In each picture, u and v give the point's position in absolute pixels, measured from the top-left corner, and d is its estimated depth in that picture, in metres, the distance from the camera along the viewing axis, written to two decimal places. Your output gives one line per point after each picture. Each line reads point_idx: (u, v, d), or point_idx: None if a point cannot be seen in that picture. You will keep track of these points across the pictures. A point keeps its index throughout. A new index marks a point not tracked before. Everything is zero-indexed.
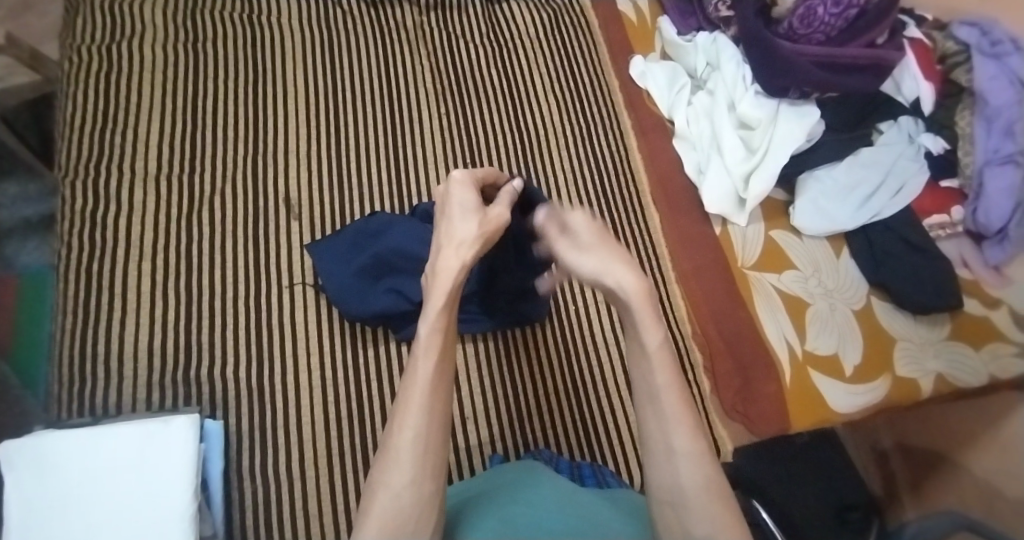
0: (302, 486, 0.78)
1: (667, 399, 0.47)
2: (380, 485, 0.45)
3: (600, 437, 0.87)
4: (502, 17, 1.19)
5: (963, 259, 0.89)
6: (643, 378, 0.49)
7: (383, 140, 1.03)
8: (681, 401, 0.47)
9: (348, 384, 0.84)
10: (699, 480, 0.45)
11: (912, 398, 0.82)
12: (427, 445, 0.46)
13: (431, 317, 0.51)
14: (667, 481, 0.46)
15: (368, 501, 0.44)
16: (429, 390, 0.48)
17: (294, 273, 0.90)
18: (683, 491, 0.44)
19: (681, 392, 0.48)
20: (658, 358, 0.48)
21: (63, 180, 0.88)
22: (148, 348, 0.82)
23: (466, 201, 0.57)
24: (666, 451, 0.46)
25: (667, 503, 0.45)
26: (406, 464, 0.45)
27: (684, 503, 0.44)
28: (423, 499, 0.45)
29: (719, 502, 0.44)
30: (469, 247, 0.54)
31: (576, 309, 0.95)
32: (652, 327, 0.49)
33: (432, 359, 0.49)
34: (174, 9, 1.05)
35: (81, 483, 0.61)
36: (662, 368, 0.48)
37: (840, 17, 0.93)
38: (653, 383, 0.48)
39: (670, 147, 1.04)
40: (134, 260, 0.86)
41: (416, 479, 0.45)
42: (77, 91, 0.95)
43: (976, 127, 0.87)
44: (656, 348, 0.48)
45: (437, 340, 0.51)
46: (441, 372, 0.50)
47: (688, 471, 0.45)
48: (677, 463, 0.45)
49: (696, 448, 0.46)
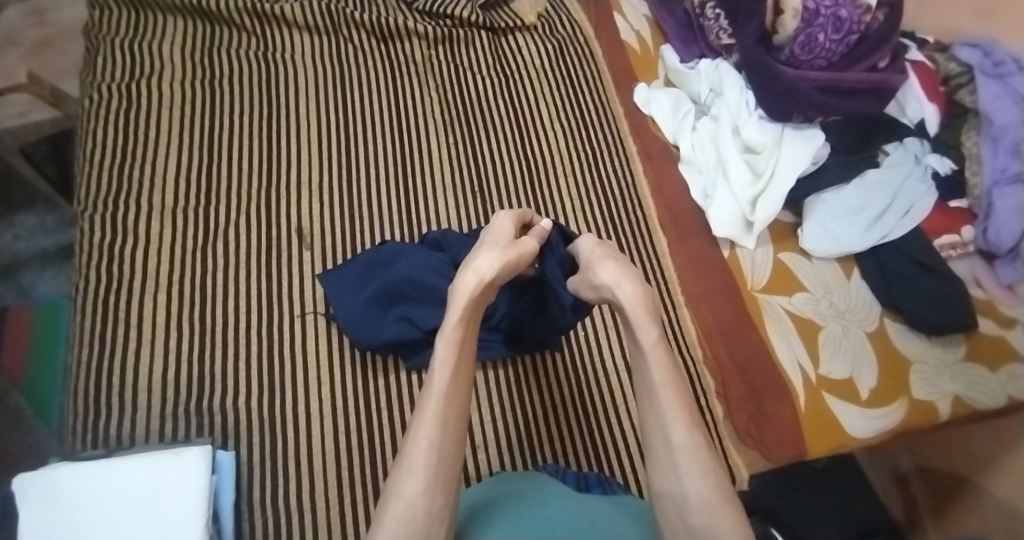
0: (311, 518, 0.77)
1: (664, 395, 0.53)
2: (393, 494, 0.46)
3: (612, 462, 0.86)
4: (509, 49, 1.21)
5: (976, 279, 0.89)
6: (642, 377, 0.55)
7: (393, 171, 1.05)
8: (675, 394, 0.53)
9: (358, 413, 0.84)
10: (698, 475, 0.49)
11: (930, 421, 0.81)
12: (440, 456, 0.48)
13: (447, 332, 0.55)
14: (669, 477, 0.51)
15: (383, 509, 0.46)
16: (443, 401, 0.50)
17: (305, 303, 0.91)
18: (683, 485, 0.49)
19: (677, 392, 0.53)
20: (655, 356, 0.55)
21: (81, 214, 0.90)
22: (162, 378, 0.82)
23: (500, 230, 0.64)
24: (666, 448, 0.51)
25: (670, 499, 0.50)
26: (420, 472, 0.46)
27: (682, 497, 0.49)
28: (434, 511, 0.45)
29: (717, 494, 0.48)
30: (489, 268, 0.58)
31: (586, 335, 0.95)
32: (647, 324, 0.56)
33: (448, 371, 0.52)
34: (191, 47, 1.08)
35: (93, 518, 0.61)
36: (658, 364, 0.54)
37: (841, 42, 0.94)
38: (650, 380, 0.55)
39: (676, 173, 1.05)
40: (149, 292, 0.88)
41: (430, 489, 0.46)
42: (96, 127, 0.98)
43: (982, 147, 0.87)
44: (652, 344, 0.55)
45: (452, 355, 0.53)
46: (456, 384, 0.52)
47: (687, 465, 0.50)
48: (677, 459, 0.50)
49: (694, 444, 0.51)
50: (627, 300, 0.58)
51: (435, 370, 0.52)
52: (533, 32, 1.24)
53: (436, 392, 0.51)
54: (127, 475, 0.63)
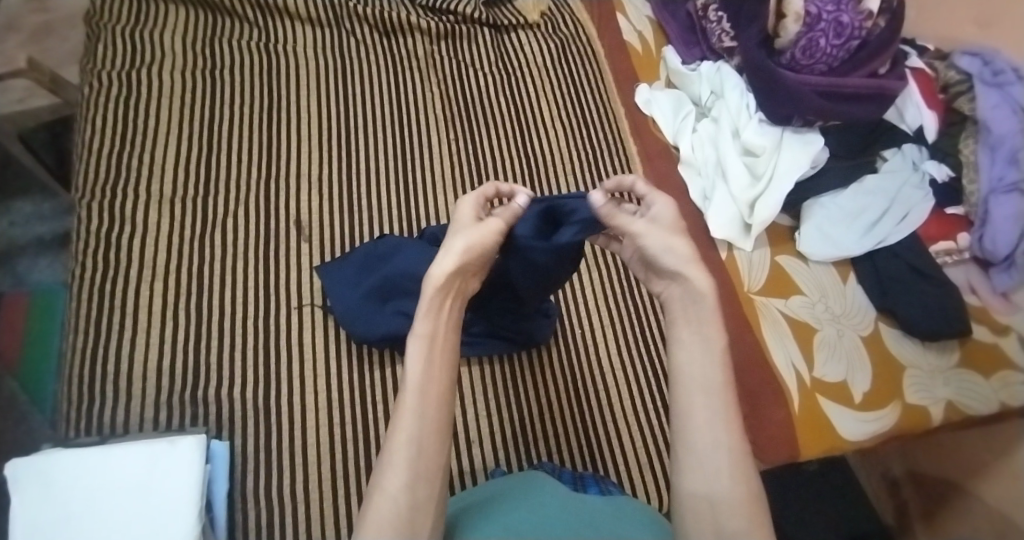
0: (303, 511, 0.77)
1: (721, 395, 0.48)
2: (378, 488, 0.44)
3: (607, 460, 0.86)
4: (511, 46, 1.21)
5: (970, 286, 0.89)
6: (697, 372, 0.49)
7: (393, 166, 1.05)
8: (731, 398, 0.48)
9: (354, 406, 0.84)
10: (739, 479, 0.45)
11: (922, 425, 0.81)
12: (421, 450, 0.45)
13: (418, 324, 0.49)
14: (704, 475, 0.45)
15: (366, 504, 0.44)
16: (421, 393, 0.47)
17: (302, 295, 0.90)
18: (720, 486, 0.45)
19: (733, 396, 0.48)
20: (719, 355, 0.49)
21: (79, 200, 0.90)
22: (157, 368, 0.82)
23: (458, 220, 0.56)
24: (711, 444, 0.46)
25: (701, 498, 0.45)
26: (402, 466, 0.44)
27: (720, 499, 0.44)
28: (419, 504, 0.43)
29: (752, 503, 0.44)
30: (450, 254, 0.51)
31: (582, 333, 0.95)
32: (716, 325, 0.50)
33: (421, 364, 0.48)
34: (192, 36, 1.08)
35: (85, 504, 0.60)
36: (722, 365, 0.49)
37: (842, 48, 0.95)
38: (709, 377, 0.48)
39: (676, 173, 1.05)
40: (146, 280, 0.87)
41: (413, 482, 0.44)
42: (95, 114, 0.98)
43: (980, 155, 0.88)
44: (718, 345, 0.50)
45: (425, 346, 0.49)
46: (433, 376, 0.48)
47: (730, 468, 0.45)
48: (719, 457, 0.46)
49: (741, 448, 0.46)
50: (708, 292, 0.50)
51: (408, 363, 0.48)
52: (536, 30, 1.24)
53: (412, 385, 0.47)
54: (121, 461, 0.63)
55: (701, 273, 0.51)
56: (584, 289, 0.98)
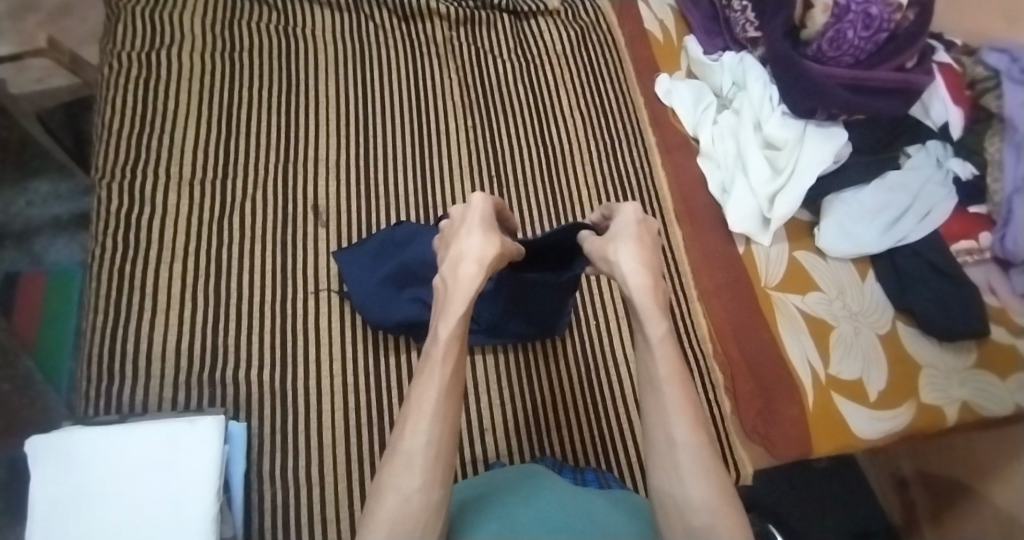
0: (319, 492, 0.78)
1: (669, 389, 0.52)
2: (391, 487, 0.46)
3: (618, 453, 0.86)
4: (531, 33, 1.20)
5: (990, 286, 0.88)
6: (649, 372, 0.54)
7: (410, 151, 1.04)
8: (680, 392, 0.52)
9: (370, 390, 0.85)
10: (699, 474, 0.48)
11: (936, 425, 0.81)
12: (437, 451, 0.48)
13: (449, 324, 0.53)
14: (670, 480, 0.50)
15: (378, 500, 0.46)
16: (442, 396, 0.50)
17: (319, 280, 0.91)
18: (684, 484, 0.48)
19: (681, 388, 0.52)
20: (660, 350, 0.54)
21: (99, 181, 0.90)
22: (176, 349, 0.83)
23: (479, 214, 0.61)
24: (667, 444, 0.51)
25: (669, 497, 0.49)
26: (418, 468, 0.46)
27: (684, 497, 0.48)
28: (432, 505, 0.46)
29: (718, 496, 0.48)
30: (489, 259, 0.57)
31: (595, 323, 0.95)
32: (655, 321, 0.55)
33: (449, 367, 0.51)
34: (211, 18, 1.07)
35: (103, 480, 0.61)
36: (663, 358, 0.53)
37: (870, 40, 0.93)
38: (656, 373, 0.53)
39: (694, 166, 1.05)
40: (166, 262, 0.88)
41: (426, 485, 0.46)
42: (116, 95, 0.97)
43: (1005, 153, 0.86)
44: (655, 340, 0.54)
45: (454, 346, 0.53)
46: (453, 378, 0.51)
47: (689, 464, 0.49)
48: (677, 456, 0.50)
49: (696, 442, 0.50)
50: (634, 291, 0.56)
51: (434, 365, 0.51)
52: (556, 17, 1.23)
53: (434, 386, 0.50)
54: (139, 438, 0.64)
55: (636, 274, 0.57)
56: (599, 283, 0.97)
